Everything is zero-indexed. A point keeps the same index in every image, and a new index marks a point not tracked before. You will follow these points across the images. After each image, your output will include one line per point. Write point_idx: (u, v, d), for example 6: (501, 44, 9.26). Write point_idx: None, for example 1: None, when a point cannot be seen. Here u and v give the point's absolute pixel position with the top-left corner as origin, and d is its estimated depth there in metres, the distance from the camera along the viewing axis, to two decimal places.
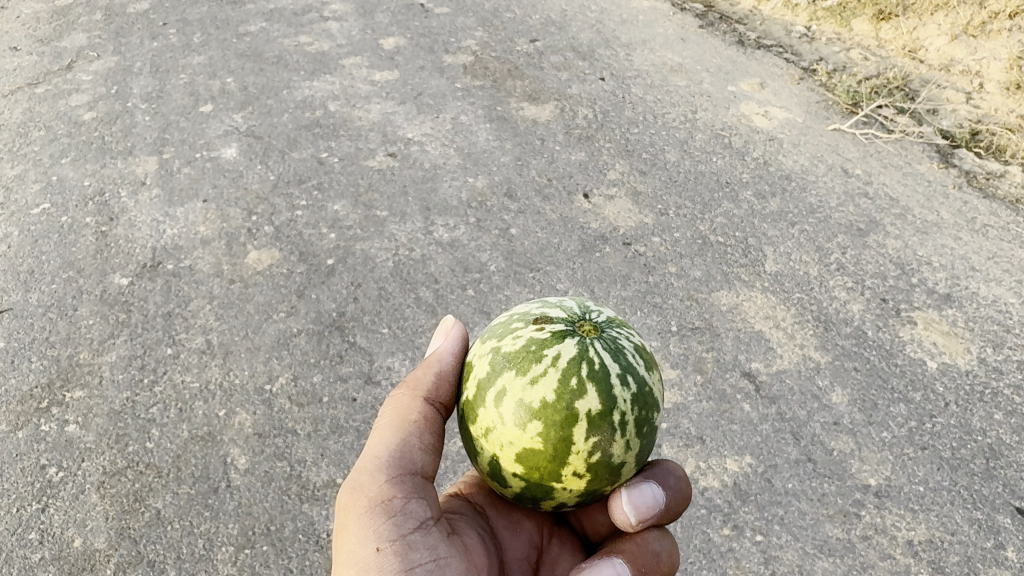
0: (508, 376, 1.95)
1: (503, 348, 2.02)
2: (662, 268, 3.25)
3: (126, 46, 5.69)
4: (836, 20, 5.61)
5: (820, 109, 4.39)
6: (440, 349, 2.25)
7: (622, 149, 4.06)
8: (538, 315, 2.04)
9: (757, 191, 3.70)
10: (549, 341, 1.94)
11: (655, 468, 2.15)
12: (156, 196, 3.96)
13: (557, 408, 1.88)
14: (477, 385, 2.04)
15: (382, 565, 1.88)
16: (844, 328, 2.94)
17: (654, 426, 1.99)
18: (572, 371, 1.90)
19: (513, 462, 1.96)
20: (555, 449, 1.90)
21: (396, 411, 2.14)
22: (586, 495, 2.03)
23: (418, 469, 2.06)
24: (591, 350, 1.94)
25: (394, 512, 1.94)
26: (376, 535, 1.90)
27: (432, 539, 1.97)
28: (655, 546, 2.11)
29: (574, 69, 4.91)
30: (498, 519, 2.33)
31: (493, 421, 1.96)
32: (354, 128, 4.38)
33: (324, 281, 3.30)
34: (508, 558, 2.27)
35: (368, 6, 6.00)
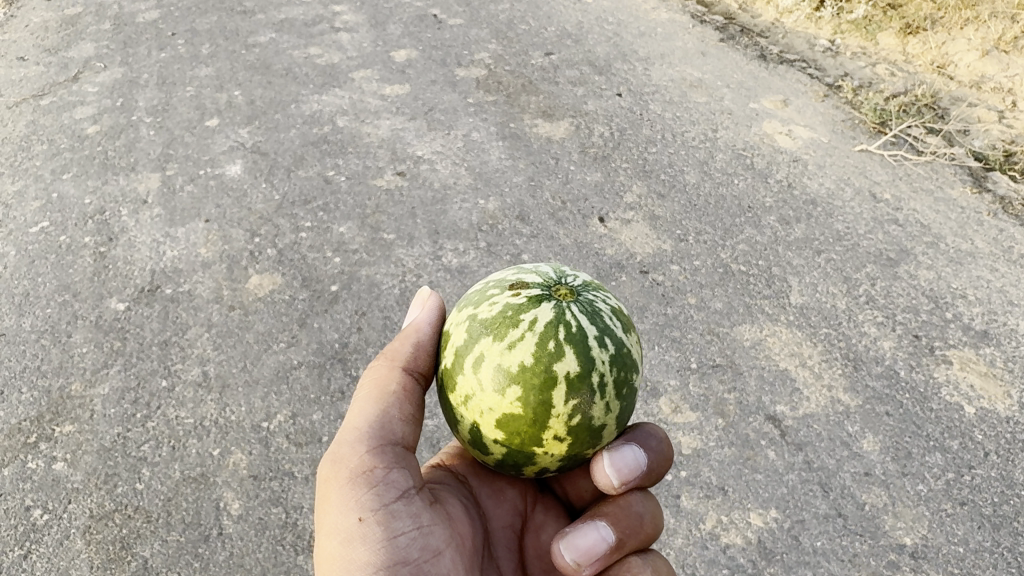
0: (486, 342, 1.94)
1: (479, 315, 2.00)
2: (681, 299, 3.09)
3: (134, 56, 5.59)
4: (861, 33, 5.46)
5: (846, 128, 4.24)
6: (418, 320, 2.23)
7: (640, 170, 3.91)
8: (514, 282, 2.04)
9: (781, 216, 3.54)
10: (526, 306, 1.94)
11: (635, 432, 2.14)
12: (158, 215, 3.84)
13: (535, 371, 1.88)
14: (455, 353, 2.03)
15: (365, 535, 1.88)
16: (875, 368, 2.77)
17: (632, 388, 2.00)
18: (550, 335, 1.89)
19: (494, 428, 1.96)
20: (535, 413, 1.90)
21: (376, 382, 2.13)
22: (567, 459, 2.02)
23: (399, 439, 2.04)
24: (568, 314, 1.93)
25: (375, 483, 1.93)
26: (358, 505, 1.90)
27: (415, 508, 1.96)
28: (638, 508, 2.10)
29: (590, 84, 4.76)
30: (481, 488, 2.33)
31: (472, 388, 1.95)
32: (363, 145, 4.25)
33: (327, 309, 3.16)
34: (492, 527, 2.27)
35: (380, 17, 5.88)
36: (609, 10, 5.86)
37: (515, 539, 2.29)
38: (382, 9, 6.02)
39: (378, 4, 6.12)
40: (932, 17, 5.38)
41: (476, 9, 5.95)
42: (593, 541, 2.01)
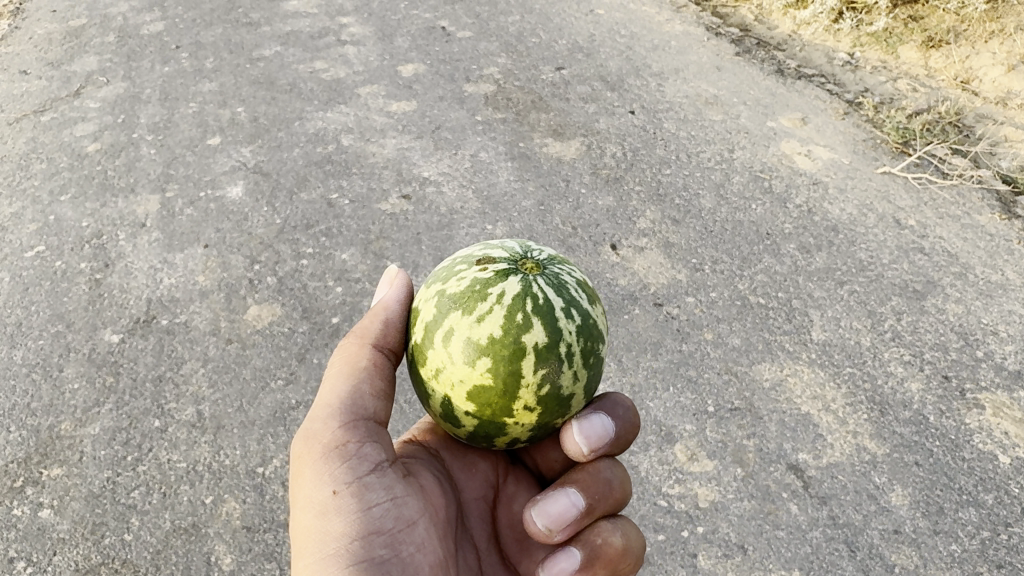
0: (455, 316, 1.96)
1: (447, 290, 2.02)
2: (697, 334, 2.96)
3: (137, 70, 5.49)
4: (881, 46, 5.31)
5: (867, 148, 4.10)
6: (386, 298, 2.25)
7: (653, 194, 3.77)
8: (481, 256, 2.06)
9: (801, 243, 3.40)
10: (493, 279, 1.96)
11: (603, 401, 2.17)
12: (156, 240, 3.73)
13: (504, 343, 1.90)
14: (424, 328, 2.05)
15: (339, 507, 1.91)
16: (902, 412, 2.62)
17: (600, 357, 2.03)
18: (518, 307, 1.92)
19: (465, 400, 1.98)
20: (505, 384, 1.92)
21: (346, 358, 2.15)
22: (538, 429, 2.06)
23: (371, 414, 2.07)
24: (535, 287, 1.96)
25: (348, 457, 1.96)
26: (332, 478, 1.93)
27: (389, 480, 1.99)
28: (607, 474, 2.14)
29: (603, 101, 4.62)
30: (453, 462, 2.35)
31: (442, 361, 1.97)
32: (368, 165, 4.14)
33: (328, 343, 3.05)
34: (465, 500, 2.30)
35: (388, 30, 5.77)
36: (622, 22, 5.72)
37: (488, 510, 2.33)
38: (390, 21, 5.91)
39: (386, 16, 6.01)
40: (955, 30, 5.25)
41: (486, 21, 5.83)
42: (563, 508, 2.05)
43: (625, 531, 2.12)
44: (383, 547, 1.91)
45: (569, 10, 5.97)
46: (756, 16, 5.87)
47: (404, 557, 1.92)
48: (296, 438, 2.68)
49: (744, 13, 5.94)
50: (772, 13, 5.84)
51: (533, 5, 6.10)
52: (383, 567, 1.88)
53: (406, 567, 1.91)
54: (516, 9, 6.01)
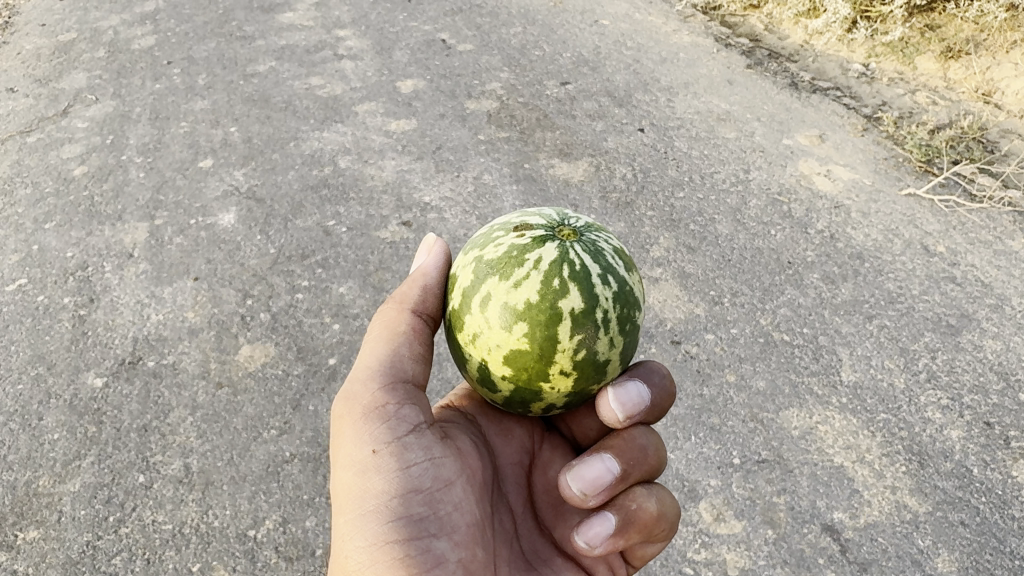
0: (492, 281, 2.01)
1: (484, 256, 2.07)
2: (719, 376, 2.77)
3: (127, 88, 5.31)
4: (897, 57, 5.13)
5: (889, 167, 3.91)
6: (425, 265, 2.27)
7: (667, 219, 3.59)
8: (518, 223, 2.11)
9: (824, 273, 3.22)
10: (530, 245, 2.00)
11: (639, 369, 2.19)
12: (144, 272, 3.54)
13: (541, 308, 1.95)
14: (462, 294, 2.10)
15: (379, 466, 1.93)
16: (943, 464, 2.44)
17: (636, 325, 2.07)
18: (554, 273, 1.96)
19: (501, 365, 2.03)
20: (541, 349, 1.97)
21: (385, 322, 2.17)
22: (573, 396, 2.10)
23: (410, 377, 2.09)
24: (573, 253, 2.01)
25: (387, 417, 1.98)
26: (371, 438, 1.95)
27: (428, 441, 2.01)
28: (642, 442, 2.16)
29: (611, 117, 4.44)
30: (489, 427, 2.33)
31: (479, 327, 2.02)
32: (367, 190, 3.96)
33: (324, 388, 2.86)
34: (501, 464, 2.28)
35: (386, 43, 5.59)
36: (628, 33, 5.55)
37: (525, 475, 2.31)
38: (388, 34, 5.73)
39: (383, 28, 5.83)
40: (974, 40, 5.07)
41: (487, 33, 5.65)
42: (599, 472, 2.08)
43: (660, 498, 2.14)
44: (422, 505, 1.92)
45: (573, 21, 5.79)
46: (766, 25, 5.73)
47: (441, 516, 1.94)
48: (290, 496, 2.51)
49: (753, 23, 5.77)
50: (782, 23, 5.69)
51: (535, 15, 5.92)
52: (421, 525, 1.89)
53: (444, 527, 1.93)
54: (518, 21, 5.83)
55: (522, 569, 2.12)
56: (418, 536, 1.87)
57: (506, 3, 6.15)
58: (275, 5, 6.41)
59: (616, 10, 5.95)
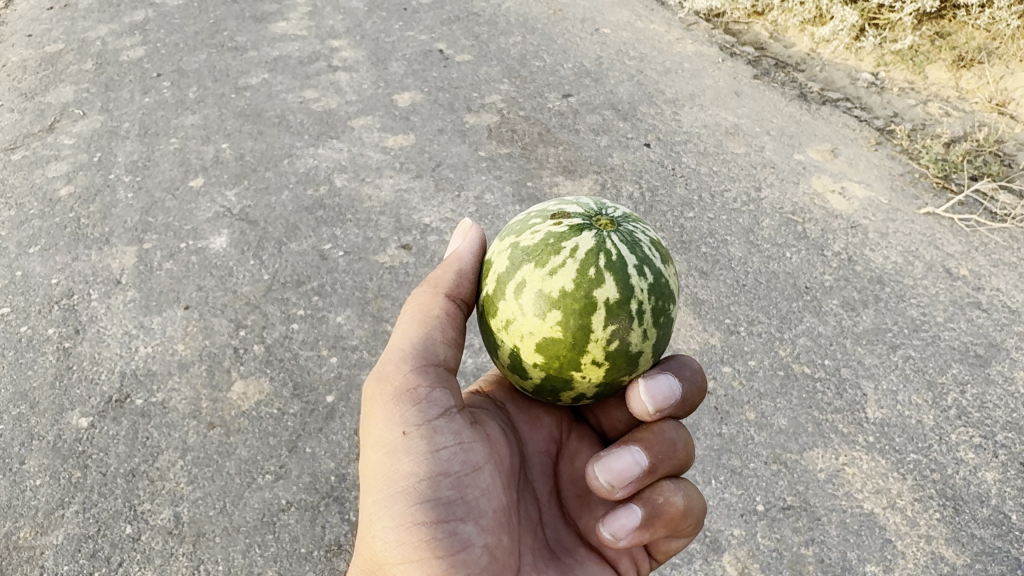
0: (527, 268, 2.02)
1: (521, 243, 2.09)
2: (738, 413, 2.62)
3: (115, 101, 5.15)
4: (907, 66, 5.00)
5: (905, 184, 3.78)
6: (460, 250, 2.29)
7: (677, 241, 3.45)
8: (556, 212, 2.11)
9: (843, 298, 3.08)
10: (567, 234, 2.01)
11: (670, 363, 2.20)
12: (132, 301, 3.39)
13: (576, 297, 1.96)
14: (496, 280, 2.12)
15: (408, 447, 1.94)
16: (979, 510, 2.32)
17: (671, 318, 2.07)
18: (591, 262, 1.97)
19: (534, 352, 2.05)
20: (574, 338, 1.98)
21: (419, 305, 2.18)
22: (604, 386, 2.11)
23: (441, 360, 2.10)
24: (610, 242, 2.02)
25: (418, 399, 1.99)
26: (401, 419, 1.96)
27: (457, 425, 2.01)
28: (671, 435, 2.17)
29: (615, 132, 4.30)
30: (518, 415, 2.34)
31: (513, 313, 2.04)
32: (364, 210, 3.81)
33: (322, 427, 2.72)
34: (529, 452, 2.29)
35: (382, 54, 5.44)
36: (629, 42, 5.40)
37: (551, 465, 2.31)
38: (383, 44, 5.58)
39: (379, 38, 5.68)
40: (986, 48, 4.95)
41: (485, 43, 5.50)
42: (628, 464, 2.08)
43: (686, 493, 2.16)
44: (450, 489, 1.93)
45: (573, 30, 5.65)
46: (771, 32, 5.59)
47: (469, 500, 1.94)
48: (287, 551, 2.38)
49: (758, 31, 5.63)
50: (787, 30, 5.55)
51: (535, 24, 5.77)
52: (449, 509, 1.90)
53: (471, 511, 1.93)
54: (518, 30, 5.68)
55: (547, 558, 2.10)
56: (445, 519, 1.88)
57: (504, 11, 6.01)
58: (267, 14, 6.26)
59: (617, 18, 5.81)
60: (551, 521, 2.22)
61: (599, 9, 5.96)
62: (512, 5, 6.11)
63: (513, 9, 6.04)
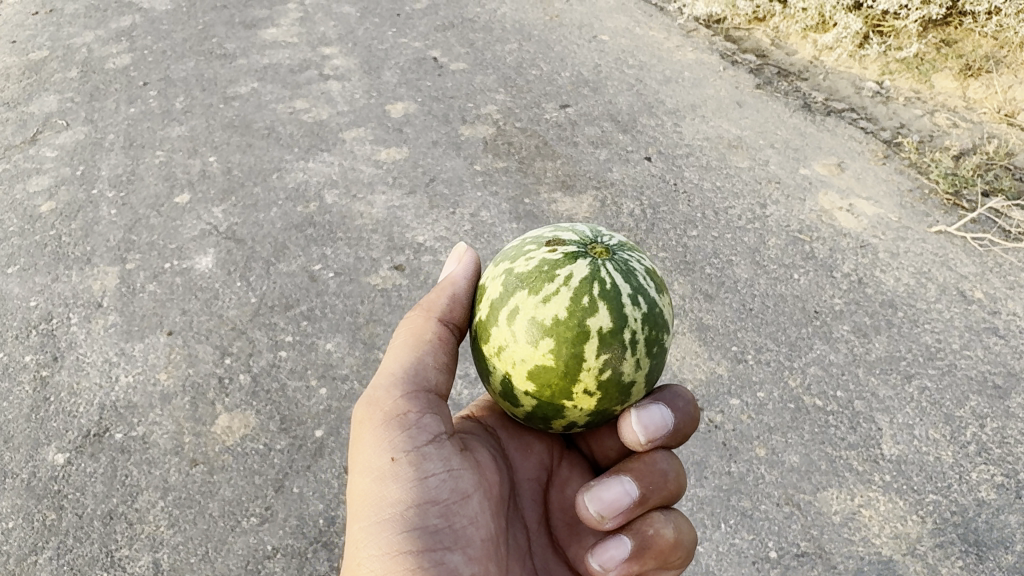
0: (520, 295, 1.96)
1: (514, 269, 2.02)
2: (747, 450, 2.50)
3: (100, 112, 5.01)
4: (912, 74, 4.88)
5: (915, 200, 3.66)
6: (454, 274, 2.28)
7: (680, 262, 3.33)
8: (551, 238, 2.05)
9: (854, 324, 2.96)
10: (562, 261, 1.95)
11: (664, 392, 2.14)
12: (113, 326, 3.25)
13: (568, 325, 1.90)
14: (489, 305, 2.06)
15: (396, 474, 1.94)
16: (1004, 556, 2.23)
17: (665, 348, 2.00)
18: (584, 291, 1.91)
19: (525, 379, 1.98)
20: (566, 366, 1.92)
21: (411, 330, 2.19)
22: (596, 415, 2.04)
23: (433, 386, 2.10)
24: (606, 270, 1.95)
25: (408, 425, 1.99)
26: (390, 445, 1.96)
27: (446, 452, 2.02)
28: (664, 466, 2.11)
29: (615, 145, 4.17)
30: (509, 441, 2.36)
31: (505, 340, 1.98)
32: (356, 228, 3.68)
33: (311, 465, 2.60)
34: (519, 480, 2.32)
35: (375, 62, 5.31)
36: (628, 50, 5.28)
37: (541, 492, 2.34)
38: (376, 52, 5.45)
39: (371, 45, 5.55)
40: (993, 57, 4.84)
41: (480, 50, 5.37)
42: (618, 495, 2.04)
43: (677, 523, 2.10)
44: (438, 517, 1.93)
45: (570, 37, 5.52)
46: (772, 39, 5.47)
47: (457, 529, 1.95)
48: None
49: (759, 37, 5.51)
50: (789, 37, 5.43)
51: (531, 30, 5.65)
52: (436, 537, 1.91)
53: (459, 539, 1.94)
54: (514, 37, 5.55)
55: None
56: (432, 547, 1.88)
57: (499, 17, 5.89)
58: (257, 20, 6.12)
59: (615, 24, 5.69)
60: (540, 550, 2.28)
61: (597, 15, 5.83)
62: (507, 11, 5.98)
63: (509, 15, 5.91)
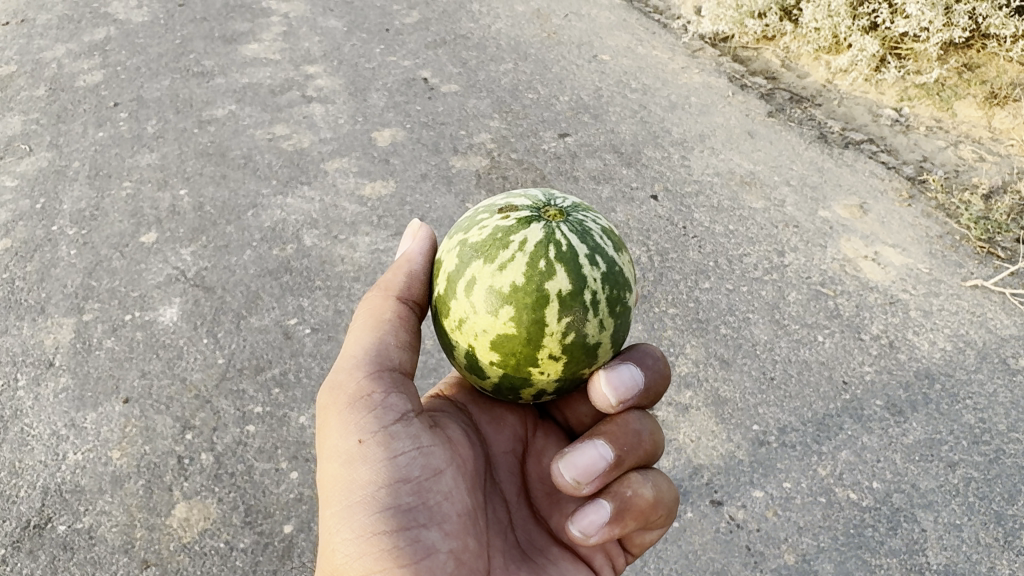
0: (477, 265, 1.92)
1: (469, 239, 1.98)
2: (775, 556, 2.24)
3: (66, 135, 4.68)
4: (933, 101, 4.59)
5: (946, 248, 3.37)
6: (410, 251, 2.16)
7: (692, 321, 3.03)
8: (503, 205, 2.00)
9: (888, 398, 2.67)
10: (515, 226, 1.91)
11: (632, 353, 2.12)
12: (64, 389, 2.94)
13: (527, 291, 1.86)
14: (447, 279, 2.01)
15: (365, 455, 1.83)
16: None
17: (628, 306, 1.97)
18: (540, 254, 1.87)
19: (489, 350, 1.94)
20: (529, 333, 1.88)
21: (370, 311, 2.06)
22: (564, 380, 2.01)
23: (397, 365, 1.98)
24: (560, 231, 1.92)
25: (374, 405, 1.88)
26: (356, 428, 1.85)
27: (415, 429, 1.90)
28: (637, 426, 2.07)
29: (618, 181, 3.87)
30: (480, 415, 2.23)
31: (466, 312, 1.93)
32: (336, 276, 3.38)
33: (277, 568, 2.35)
34: (493, 453, 2.19)
35: (361, 82, 4.99)
36: (631, 72, 4.97)
37: (517, 464, 2.21)
38: (362, 71, 5.13)
39: (358, 63, 5.23)
40: (1020, 84, 4.56)
41: (474, 71, 5.06)
42: (592, 458, 1.99)
43: (655, 482, 2.05)
44: (410, 495, 1.82)
45: (569, 56, 5.22)
46: (782, 59, 5.17)
47: (432, 505, 1.84)
48: None
49: (768, 58, 5.21)
50: (800, 58, 5.13)
51: (527, 49, 5.34)
52: (410, 515, 1.80)
53: (433, 516, 1.83)
54: (510, 56, 5.25)
55: (518, 560, 2.01)
56: (406, 526, 1.78)
57: (494, 33, 5.58)
58: (238, 34, 5.79)
59: (617, 43, 5.39)
60: (523, 519, 2.13)
61: (597, 33, 5.53)
62: (502, 27, 5.68)
63: (504, 32, 5.61)
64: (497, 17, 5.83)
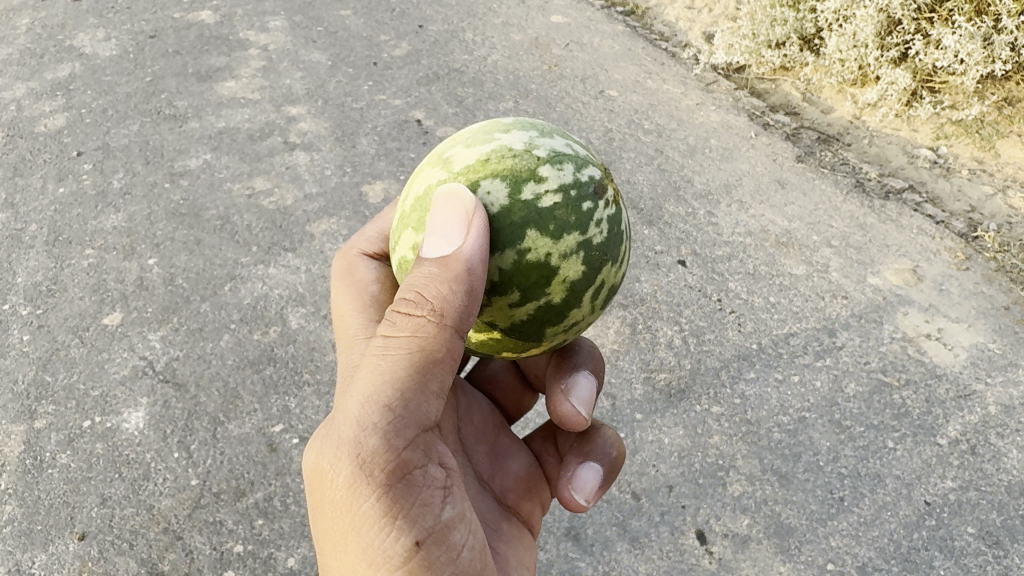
0: (569, 251, 1.64)
1: (551, 211, 1.64)
2: None
3: (23, 192, 4.23)
4: (973, 139, 4.22)
5: (1018, 322, 3.00)
6: (467, 249, 1.55)
7: (740, 421, 2.63)
8: (575, 168, 1.70)
9: (981, 525, 2.32)
10: (600, 208, 1.69)
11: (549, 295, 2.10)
12: (10, 521, 2.52)
13: (604, 279, 1.71)
14: (516, 259, 1.64)
15: (425, 556, 1.57)
16: None
17: None
18: (616, 241, 1.72)
19: (542, 331, 1.72)
20: (585, 317, 1.75)
21: (410, 351, 1.57)
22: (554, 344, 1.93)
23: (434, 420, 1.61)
24: (622, 211, 1.77)
25: (421, 488, 1.59)
26: (412, 527, 1.56)
27: (456, 497, 1.67)
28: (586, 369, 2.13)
29: (640, 243, 3.47)
30: None
31: (541, 299, 1.66)
32: (328, 367, 2.96)
33: None
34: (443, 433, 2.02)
35: (349, 126, 4.58)
36: (642, 111, 4.59)
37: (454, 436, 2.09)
38: (349, 112, 4.72)
39: (344, 103, 4.83)
40: None
41: (471, 111, 4.67)
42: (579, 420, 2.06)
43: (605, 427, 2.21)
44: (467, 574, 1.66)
45: (573, 92, 4.83)
46: (802, 92, 4.77)
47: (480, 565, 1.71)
48: None
49: (787, 90, 4.82)
50: (822, 90, 4.75)
51: (527, 84, 4.95)
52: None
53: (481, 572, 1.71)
54: (509, 92, 4.85)
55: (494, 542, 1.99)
56: None
57: (490, 68, 5.19)
58: (214, 70, 5.36)
59: (624, 76, 5.00)
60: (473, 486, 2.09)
61: (602, 66, 5.15)
62: (499, 60, 5.29)
63: (501, 65, 5.22)
64: (492, 48, 5.43)
